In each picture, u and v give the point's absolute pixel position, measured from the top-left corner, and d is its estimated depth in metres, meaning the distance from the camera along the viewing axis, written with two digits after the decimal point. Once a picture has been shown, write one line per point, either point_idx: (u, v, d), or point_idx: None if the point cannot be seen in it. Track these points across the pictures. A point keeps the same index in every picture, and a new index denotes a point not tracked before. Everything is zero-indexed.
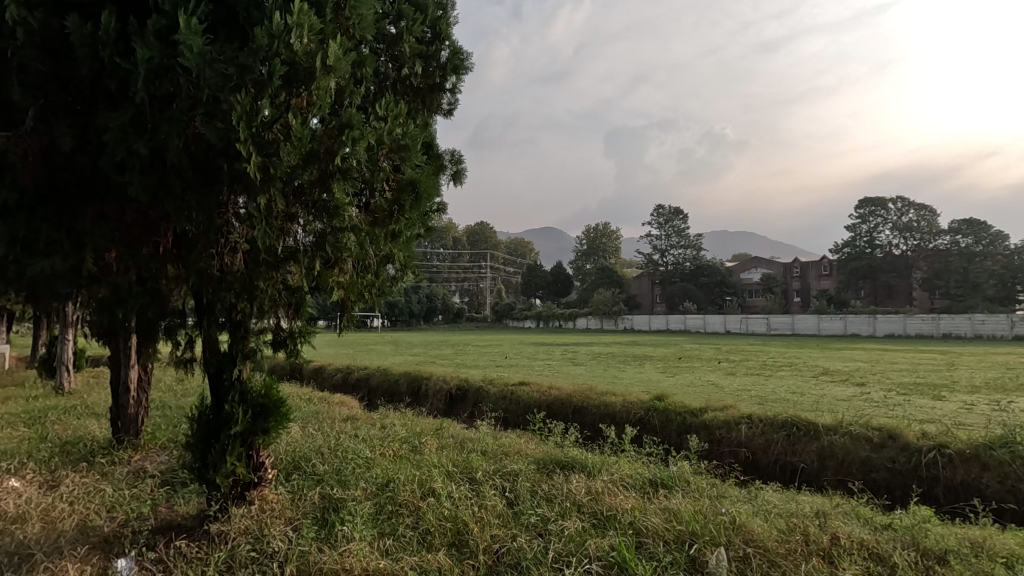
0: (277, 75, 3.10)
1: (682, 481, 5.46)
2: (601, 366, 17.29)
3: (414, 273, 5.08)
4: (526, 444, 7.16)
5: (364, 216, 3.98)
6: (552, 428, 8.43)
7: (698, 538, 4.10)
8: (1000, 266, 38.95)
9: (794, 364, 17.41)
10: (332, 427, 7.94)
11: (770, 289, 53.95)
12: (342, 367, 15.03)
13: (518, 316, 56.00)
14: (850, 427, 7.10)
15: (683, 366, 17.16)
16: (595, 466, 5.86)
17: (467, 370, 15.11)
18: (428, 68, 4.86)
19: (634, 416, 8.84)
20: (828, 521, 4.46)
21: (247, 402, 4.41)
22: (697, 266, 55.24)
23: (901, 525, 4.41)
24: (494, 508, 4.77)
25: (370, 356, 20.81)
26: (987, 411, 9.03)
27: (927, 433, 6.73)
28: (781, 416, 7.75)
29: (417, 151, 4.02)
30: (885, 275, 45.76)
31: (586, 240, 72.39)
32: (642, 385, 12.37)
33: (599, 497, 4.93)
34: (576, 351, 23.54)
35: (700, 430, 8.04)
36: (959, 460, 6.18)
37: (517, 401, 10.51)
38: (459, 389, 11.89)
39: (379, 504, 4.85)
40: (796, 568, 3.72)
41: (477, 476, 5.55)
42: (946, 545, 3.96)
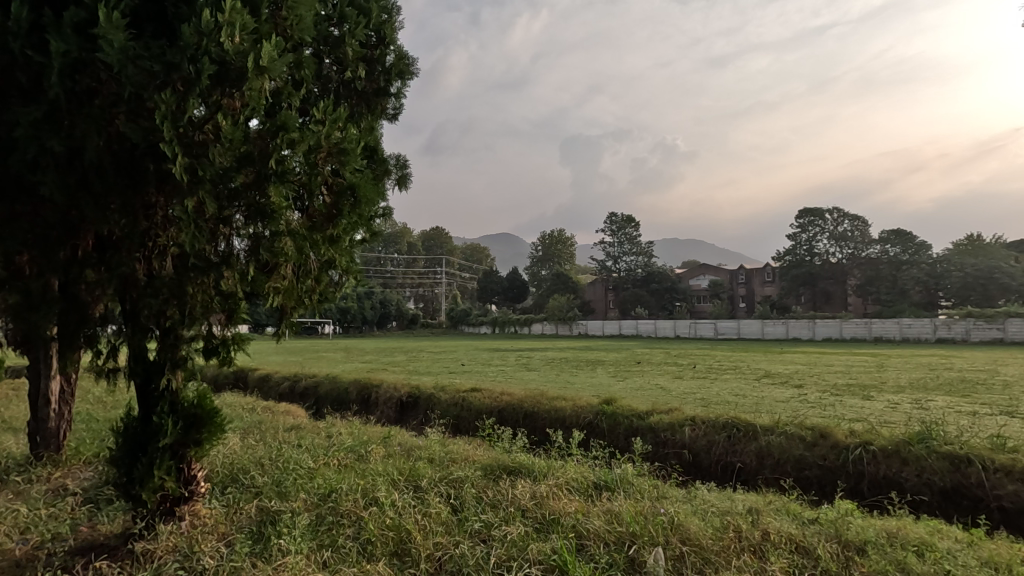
0: (206, 74, 3.01)
1: (626, 483, 5.57)
2: (553, 371, 17.44)
3: (356, 279, 4.99)
4: (475, 450, 7.14)
5: (301, 220, 3.86)
6: (501, 433, 8.44)
7: (638, 538, 4.20)
8: (925, 273, 41.78)
9: (738, 367, 18.11)
10: (275, 436, 7.69)
11: (717, 295, 55.86)
12: (290, 375, 14.56)
13: (474, 322, 55.70)
14: (785, 427, 7.44)
15: (633, 370, 17.51)
16: (541, 470, 5.91)
17: (420, 377, 14.91)
18: (372, 72, 4.79)
19: (582, 420, 8.97)
20: (759, 517, 4.65)
21: (177, 413, 4.23)
22: (649, 272, 56.60)
23: (826, 519, 4.63)
24: (438, 515, 4.74)
25: (319, 363, 20.23)
26: (909, 409, 9.66)
27: (855, 430, 7.14)
28: (722, 417, 8.04)
29: (358, 155, 3.93)
30: (823, 282, 48.25)
31: (541, 246, 73.16)
32: (592, 389, 12.55)
33: (544, 501, 4.97)
34: (529, 356, 23.69)
35: (646, 433, 8.25)
36: (881, 456, 6.57)
37: (468, 407, 10.47)
38: (410, 397, 11.73)
39: (320, 514, 4.73)
40: (727, 563, 3.87)
41: (422, 484, 5.50)
42: (866, 536, 4.21)
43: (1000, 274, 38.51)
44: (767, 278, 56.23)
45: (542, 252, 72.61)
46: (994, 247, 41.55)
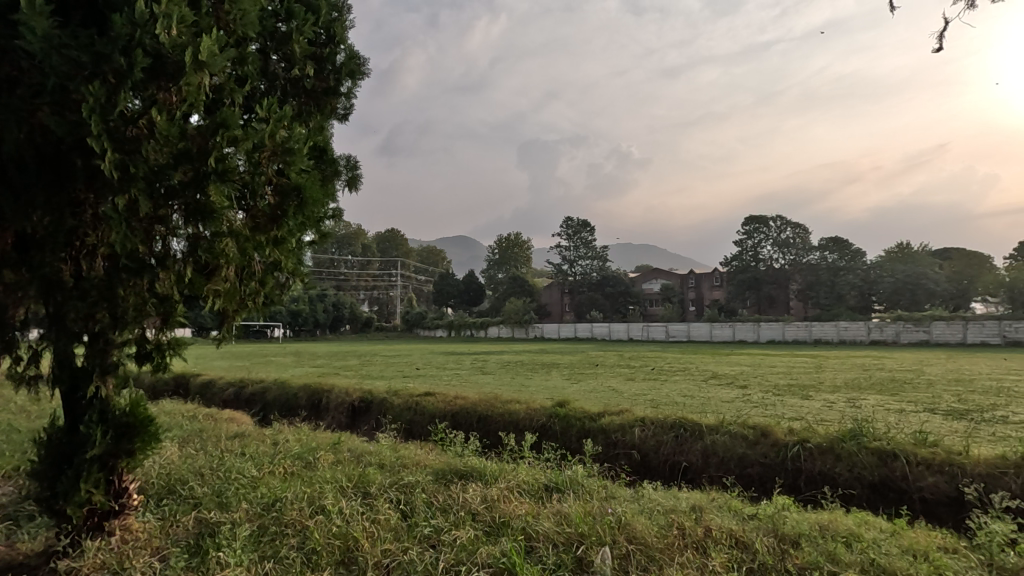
0: (139, 67, 2.91)
1: (576, 484, 5.63)
2: (509, 374, 17.48)
3: (303, 282, 4.84)
4: (426, 455, 7.06)
5: (245, 221, 3.72)
6: (453, 437, 8.38)
7: (586, 538, 4.27)
8: (860, 279, 44.33)
9: (688, 368, 18.65)
10: (217, 445, 7.37)
11: (669, 299, 57.41)
12: (235, 381, 14.01)
13: (429, 325, 55.13)
14: (729, 426, 7.73)
15: (587, 372, 17.76)
16: (493, 473, 5.91)
17: (372, 382, 14.64)
18: (321, 71, 4.66)
19: (536, 423, 9.02)
20: (702, 515, 4.81)
21: (107, 422, 4.00)
22: (603, 276, 57.55)
23: (764, 514, 4.85)
24: (387, 521, 4.67)
25: (268, 367, 19.57)
26: (843, 408, 10.18)
27: (793, 429, 7.47)
28: (670, 418, 8.28)
29: (304, 155, 3.81)
30: (768, 286, 50.31)
31: (498, 249, 73.25)
32: (546, 392, 12.65)
33: (494, 504, 4.98)
34: (485, 360, 23.66)
35: (598, 434, 8.38)
36: (817, 453, 6.90)
37: (421, 412, 10.36)
38: (362, 402, 11.49)
39: (262, 526, 4.57)
40: (671, 559, 3.99)
41: (371, 490, 5.40)
42: (800, 530, 4.41)
43: (927, 281, 41.76)
44: (716, 282, 58.21)
45: (499, 256, 72.70)
46: (921, 255, 44.55)
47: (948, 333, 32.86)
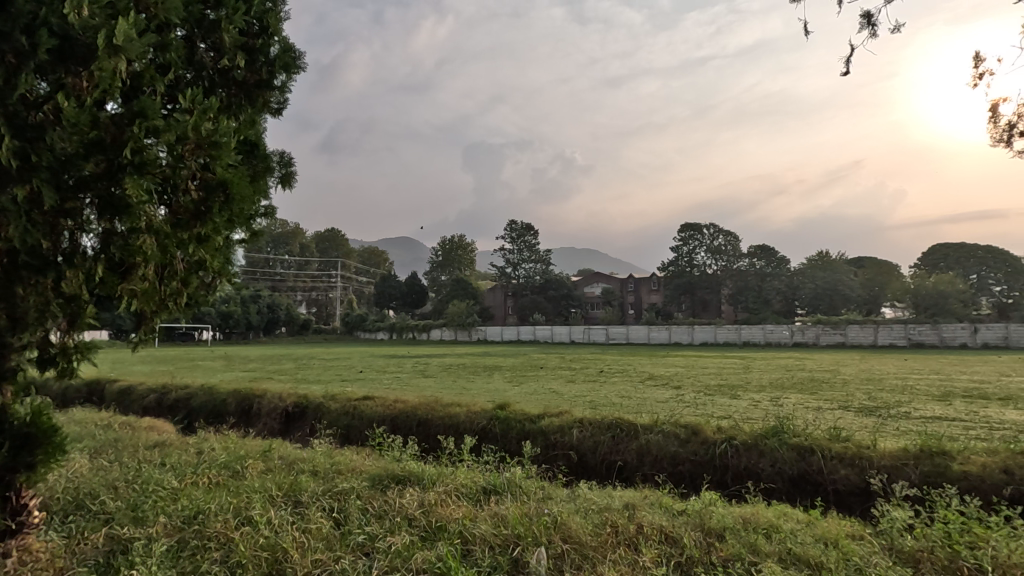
0: (43, 48, 2.78)
1: (513, 485, 5.67)
2: (450, 377, 17.36)
3: (230, 282, 4.61)
4: (363, 461, 6.89)
5: (165, 217, 3.48)
6: (391, 441, 8.21)
7: (522, 539, 4.30)
8: (784, 285, 47.12)
9: (625, 370, 19.18)
10: (133, 456, 6.89)
11: (609, 302, 58.90)
12: (157, 387, 13.17)
13: (370, 328, 53.92)
14: (663, 426, 8.02)
15: (529, 374, 17.94)
16: (431, 477, 5.85)
17: (308, 386, 14.14)
18: (253, 62, 4.47)
19: (476, 425, 9.00)
20: (635, 512, 4.95)
21: (3, 433, 3.65)
22: (546, 279, 58.24)
23: (692, 510, 5.04)
24: (319, 530, 4.53)
25: (194, 373, 18.50)
26: (768, 407, 10.75)
27: (721, 427, 7.84)
28: (607, 419, 8.49)
29: (232, 149, 3.62)
30: (702, 291, 52.52)
31: (442, 250, 72.64)
32: (487, 394, 12.65)
33: (431, 508, 4.93)
34: (426, 362, 23.44)
35: (538, 436, 8.47)
36: (743, 449, 7.27)
37: (358, 416, 10.11)
38: (296, 407, 11.07)
39: (181, 540, 4.30)
40: (603, 557, 4.08)
41: (303, 499, 5.21)
42: (725, 523, 4.64)
43: (843, 286, 44.90)
44: (654, 286, 60.23)
45: (443, 257, 72.08)
46: (838, 262, 47.86)
47: (861, 335, 35.52)
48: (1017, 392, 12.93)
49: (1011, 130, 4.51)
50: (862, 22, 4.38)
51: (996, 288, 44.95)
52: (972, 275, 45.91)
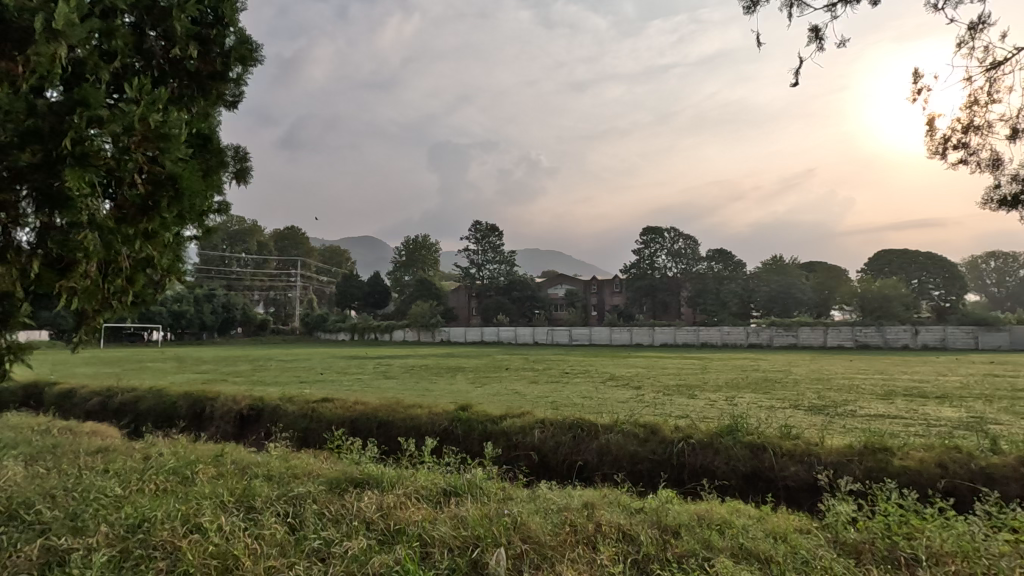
0: None
1: (474, 486, 5.66)
2: (413, 378, 17.18)
3: (180, 279, 4.45)
4: (320, 464, 6.74)
5: (109, 212, 3.33)
6: (350, 444, 8.06)
7: (482, 540, 4.30)
8: (741, 288, 48.62)
9: (587, 370, 19.43)
10: (74, 462, 6.55)
11: (573, 304, 59.47)
12: (101, 390, 12.55)
13: (331, 329, 52.83)
14: (622, 425, 8.16)
15: (492, 375, 17.92)
16: (391, 479, 5.78)
17: (264, 388, 13.74)
18: (207, 53, 4.34)
19: (438, 427, 8.94)
20: (594, 511, 5.01)
21: None
22: (510, 280, 58.35)
23: (649, 508, 5.15)
24: (273, 536, 4.41)
25: (141, 374, 17.73)
26: (723, 406, 11.09)
27: (678, 426, 8.04)
28: (569, 419, 8.57)
29: (183, 143, 3.48)
30: (662, 293, 53.64)
31: (405, 250, 71.86)
32: (450, 396, 12.59)
33: (390, 511, 4.87)
34: (388, 364, 23.12)
35: (499, 437, 8.47)
36: (699, 447, 7.46)
37: (317, 418, 9.90)
38: (251, 409, 10.74)
39: (125, 550, 4.10)
40: (562, 556, 4.12)
41: (256, 504, 5.06)
42: (680, 520, 4.76)
43: (795, 290, 46.66)
44: (616, 289, 61.18)
45: (406, 257, 71.30)
46: (791, 267, 49.68)
47: (812, 337, 36.96)
48: (952, 391, 13.71)
49: (947, 144, 4.77)
50: (811, 36, 4.57)
51: (935, 293, 47.55)
52: (914, 280, 48.43)
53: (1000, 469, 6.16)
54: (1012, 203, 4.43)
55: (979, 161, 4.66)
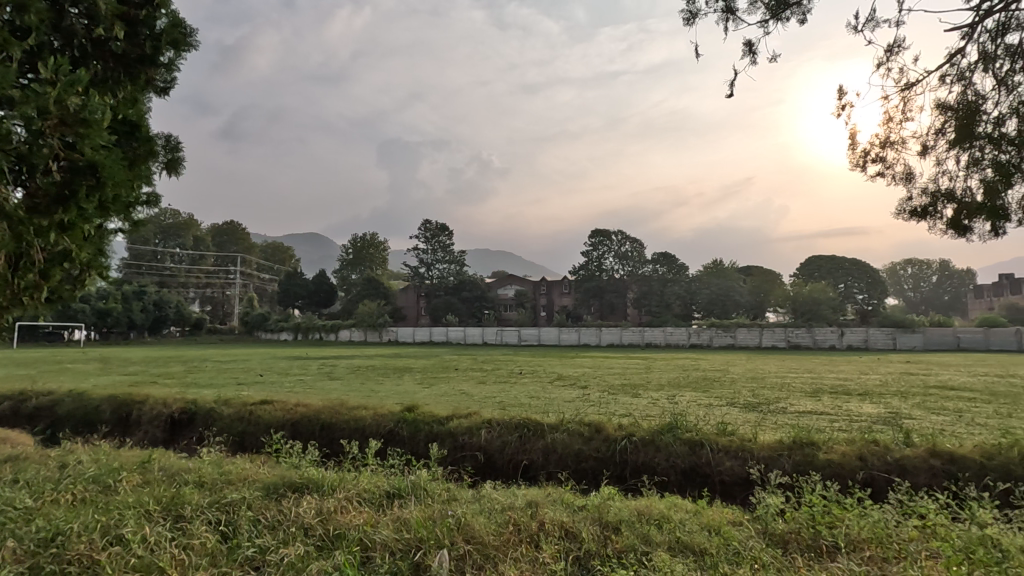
0: None
1: (418, 488, 5.58)
2: (358, 380, 16.79)
3: (101, 275, 4.17)
4: (257, 469, 6.48)
5: (19, 201, 3.10)
6: (289, 447, 7.78)
7: (425, 543, 4.25)
8: (683, 290, 50.34)
9: (535, 371, 19.58)
10: None
11: (522, 304, 59.83)
12: (12, 394, 11.58)
13: (273, 329, 50.84)
14: (567, 425, 8.29)
15: (440, 376, 17.75)
16: (332, 483, 5.62)
17: (197, 391, 13.08)
18: (135, 35, 4.16)
19: (382, 428, 8.79)
20: (537, 510, 5.05)
21: None
22: (460, 280, 58.05)
23: (592, 505, 5.24)
24: (203, 547, 4.19)
25: (60, 378, 16.45)
26: (665, 404, 11.44)
27: (621, 425, 8.24)
28: (515, 419, 8.62)
29: (105, 129, 3.25)
30: (609, 295, 54.79)
31: (353, 248, 70.19)
32: (396, 397, 12.39)
33: (330, 516, 4.74)
34: (333, 365, 22.51)
35: (445, 438, 8.41)
36: (640, 445, 7.66)
37: (255, 422, 9.50)
38: (183, 414, 10.19)
39: (35, 566, 3.79)
40: (505, 555, 4.13)
41: (185, 513, 4.80)
42: (621, 516, 4.87)
43: (734, 293, 48.77)
44: (565, 290, 61.99)
45: (353, 256, 69.65)
46: (730, 270, 51.91)
47: (748, 338, 38.71)
48: (872, 388, 14.69)
49: (867, 158, 5.11)
50: (744, 50, 4.80)
51: (859, 297, 50.83)
52: (841, 284, 51.61)
53: (912, 460, 6.65)
54: (922, 214, 4.79)
55: (894, 174, 5.01)
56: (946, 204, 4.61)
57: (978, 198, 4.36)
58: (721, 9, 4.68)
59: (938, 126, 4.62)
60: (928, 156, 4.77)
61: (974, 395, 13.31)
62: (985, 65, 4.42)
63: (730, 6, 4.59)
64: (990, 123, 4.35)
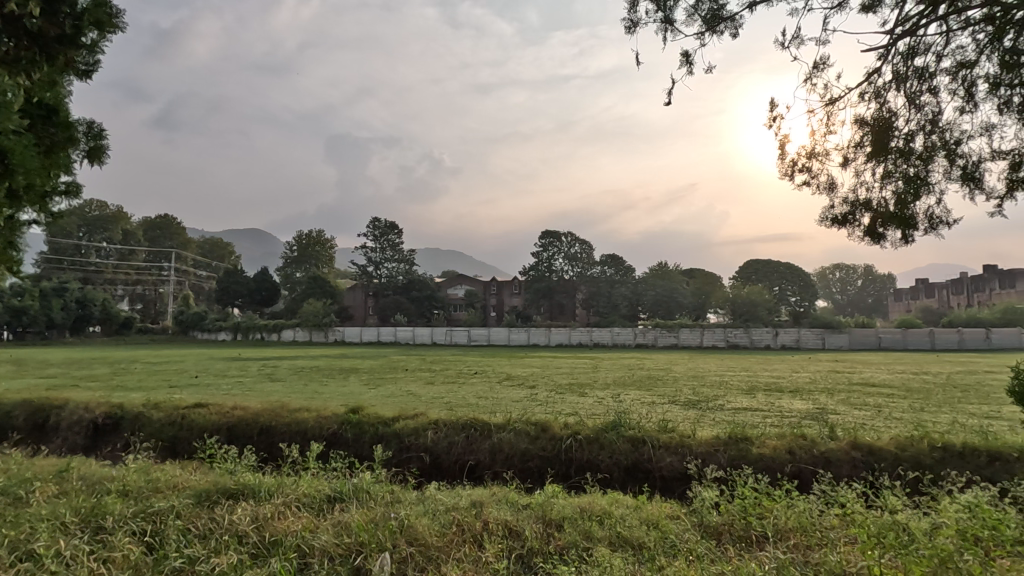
0: None
1: (360, 491, 5.47)
2: (301, 381, 16.27)
3: (13, 270, 3.87)
4: (188, 476, 6.16)
5: None
6: (225, 452, 7.45)
7: (365, 547, 4.18)
8: (630, 292, 51.61)
9: (484, 371, 19.59)
10: None
11: (472, 305, 59.73)
12: None
13: (210, 328, 48.50)
14: (515, 424, 8.34)
15: (387, 377, 17.46)
16: (269, 488, 5.43)
17: (125, 394, 12.32)
18: (55, 13, 3.80)
19: (325, 431, 8.55)
20: (481, 510, 5.06)
21: None
22: (409, 279, 57.29)
23: (536, 503, 5.30)
24: (125, 559, 3.96)
25: None
26: (610, 403, 11.70)
27: (567, 424, 8.37)
28: (462, 419, 8.59)
29: (15, 112, 3.01)
30: (559, 295, 55.47)
31: (297, 245, 67.98)
32: (341, 399, 12.09)
33: (267, 523, 4.58)
34: (275, 366, 21.75)
35: (391, 439, 8.28)
36: (585, 443, 7.80)
37: (187, 426, 9.04)
38: (108, 418, 9.57)
39: None
40: (448, 556, 4.11)
41: (107, 523, 4.52)
42: (564, 514, 4.94)
43: (677, 295, 50.45)
44: (515, 291, 62.33)
45: (298, 253, 67.46)
46: (674, 273, 53.63)
47: (690, 338, 40.13)
48: (802, 386, 15.54)
49: (795, 167, 5.40)
50: (683, 60, 4.97)
51: (792, 299, 53.67)
52: (776, 288, 54.38)
53: (836, 453, 7.09)
54: (843, 221, 5.09)
55: (819, 183, 5.32)
56: (863, 212, 4.93)
57: (891, 207, 4.68)
58: (660, 19, 4.83)
59: (857, 140, 4.94)
60: (849, 168, 5.09)
61: (892, 391, 14.31)
62: (898, 85, 4.78)
63: (669, 16, 4.74)
64: (902, 138, 4.70)
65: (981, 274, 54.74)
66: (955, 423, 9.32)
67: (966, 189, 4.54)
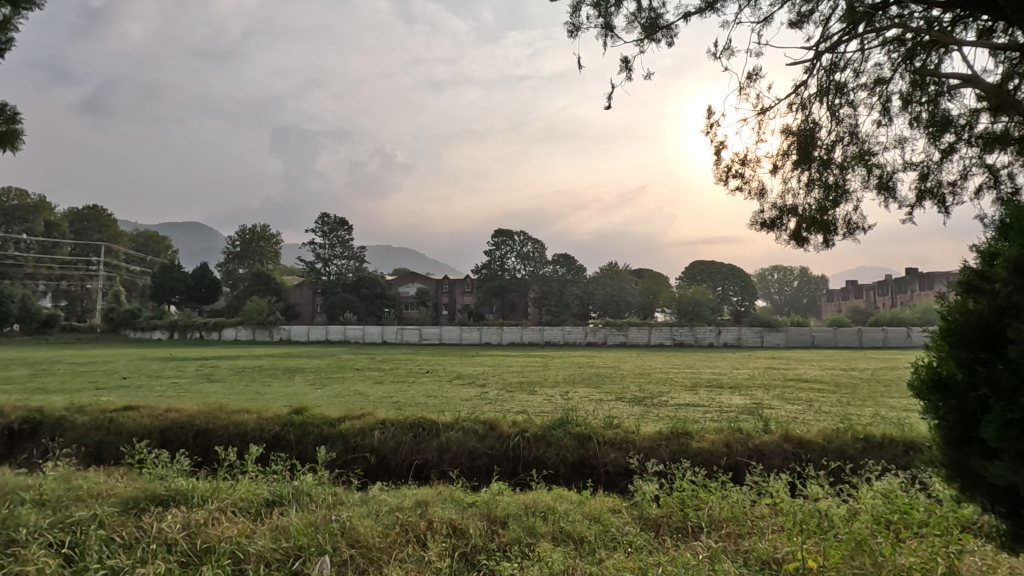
0: None
1: (301, 494, 5.32)
2: (242, 381, 15.64)
3: None
4: (114, 483, 5.82)
5: None
6: (156, 457, 7.08)
7: (304, 551, 4.08)
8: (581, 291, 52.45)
9: (434, 370, 19.44)
10: None
11: (424, 303, 59.12)
12: None
13: (144, 326, 45.81)
14: (463, 423, 8.32)
15: (334, 377, 17.06)
16: (203, 493, 5.22)
17: (46, 397, 11.48)
18: None
19: (266, 433, 8.27)
20: (426, 509, 5.02)
21: None
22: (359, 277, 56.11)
23: (481, 501, 5.31)
24: (39, 573, 3.71)
25: None
26: (558, 401, 11.84)
27: (515, 422, 8.43)
28: (409, 419, 8.50)
29: None
30: (511, 294, 55.70)
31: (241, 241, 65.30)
32: (284, 399, 11.71)
33: (199, 529, 4.39)
34: (214, 366, 20.80)
35: (335, 440, 8.10)
36: (532, 441, 7.88)
37: (115, 430, 8.54)
38: (24, 424, 8.90)
39: None
40: (390, 557, 4.06)
41: (19, 535, 4.21)
42: (508, 511, 4.98)
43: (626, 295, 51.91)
44: (467, 290, 62.17)
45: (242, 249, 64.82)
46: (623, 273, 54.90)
47: (639, 336, 41.17)
48: (741, 382, 16.25)
49: (729, 172, 5.63)
50: (622, 66, 5.09)
51: (733, 300, 56.03)
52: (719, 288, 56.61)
53: (769, 446, 7.45)
54: (771, 225, 5.35)
55: (750, 189, 5.57)
56: (789, 217, 5.20)
57: (813, 213, 4.96)
58: (601, 25, 4.92)
59: (785, 149, 5.20)
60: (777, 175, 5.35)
61: (822, 386, 15.17)
62: (821, 98, 5.06)
63: (609, 23, 4.84)
64: (823, 148, 4.99)
65: (903, 277, 58.87)
66: (876, 416, 9.97)
67: (881, 196, 4.87)
